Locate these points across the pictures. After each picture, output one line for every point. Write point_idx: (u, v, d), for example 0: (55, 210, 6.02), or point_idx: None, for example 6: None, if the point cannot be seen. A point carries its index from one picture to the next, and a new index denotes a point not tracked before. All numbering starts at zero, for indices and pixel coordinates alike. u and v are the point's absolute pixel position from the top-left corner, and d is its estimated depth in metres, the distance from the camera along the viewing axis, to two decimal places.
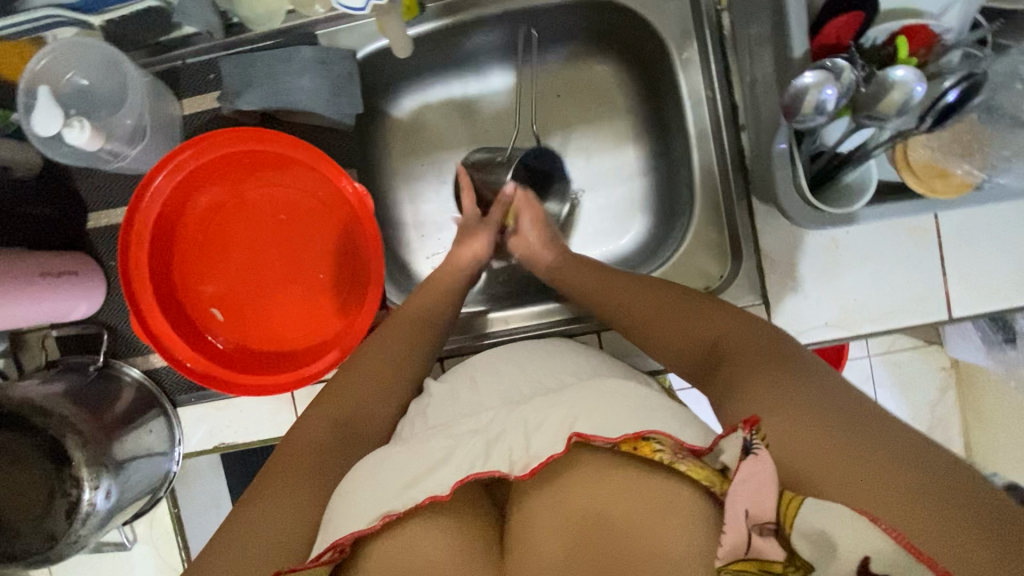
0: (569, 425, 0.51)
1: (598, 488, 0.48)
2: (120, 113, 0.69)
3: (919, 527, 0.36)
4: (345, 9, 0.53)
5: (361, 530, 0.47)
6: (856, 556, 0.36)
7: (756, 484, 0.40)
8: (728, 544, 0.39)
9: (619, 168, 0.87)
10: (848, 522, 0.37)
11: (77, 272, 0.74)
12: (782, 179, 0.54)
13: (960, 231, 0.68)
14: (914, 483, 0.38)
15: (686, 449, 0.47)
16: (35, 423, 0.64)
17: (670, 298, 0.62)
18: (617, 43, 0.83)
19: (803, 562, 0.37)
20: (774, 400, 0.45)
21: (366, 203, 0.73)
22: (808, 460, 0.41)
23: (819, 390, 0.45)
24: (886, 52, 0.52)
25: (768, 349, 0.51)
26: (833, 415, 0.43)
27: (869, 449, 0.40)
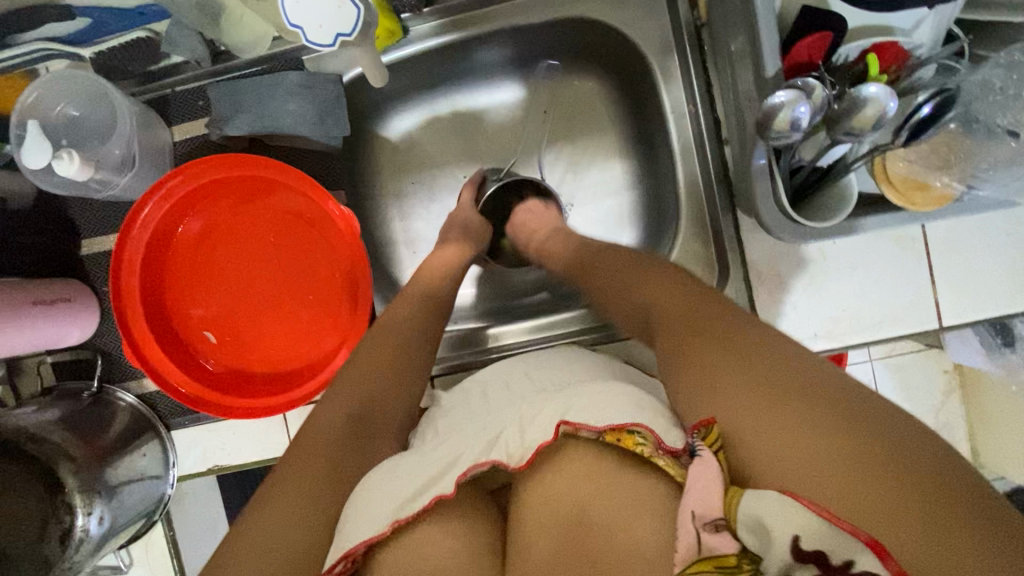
0: (561, 413, 0.51)
1: (583, 483, 0.48)
2: (110, 143, 0.71)
3: (858, 503, 0.36)
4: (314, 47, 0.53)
5: (372, 537, 0.47)
6: (787, 536, 0.36)
7: (705, 483, 0.40)
8: (684, 547, 0.39)
9: (607, 181, 0.87)
10: (781, 507, 0.37)
11: (70, 299, 0.74)
12: (761, 192, 0.55)
13: (947, 239, 0.68)
14: (838, 449, 0.39)
15: (665, 447, 0.46)
16: (28, 451, 0.65)
17: (648, 278, 0.60)
18: (600, 58, 0.83)
19: (752, 554, 0.37)
20: (712, 384, 0.46)
21: (351, 225, 0.74)
22: (750, 444, 0.42)
23: (776, 366, 0.45)
24: (857, 69, 0.53)
25: (718, 314, 0.52)
26: (782, 389, 0.43)
27: (815, 426, 0.40)
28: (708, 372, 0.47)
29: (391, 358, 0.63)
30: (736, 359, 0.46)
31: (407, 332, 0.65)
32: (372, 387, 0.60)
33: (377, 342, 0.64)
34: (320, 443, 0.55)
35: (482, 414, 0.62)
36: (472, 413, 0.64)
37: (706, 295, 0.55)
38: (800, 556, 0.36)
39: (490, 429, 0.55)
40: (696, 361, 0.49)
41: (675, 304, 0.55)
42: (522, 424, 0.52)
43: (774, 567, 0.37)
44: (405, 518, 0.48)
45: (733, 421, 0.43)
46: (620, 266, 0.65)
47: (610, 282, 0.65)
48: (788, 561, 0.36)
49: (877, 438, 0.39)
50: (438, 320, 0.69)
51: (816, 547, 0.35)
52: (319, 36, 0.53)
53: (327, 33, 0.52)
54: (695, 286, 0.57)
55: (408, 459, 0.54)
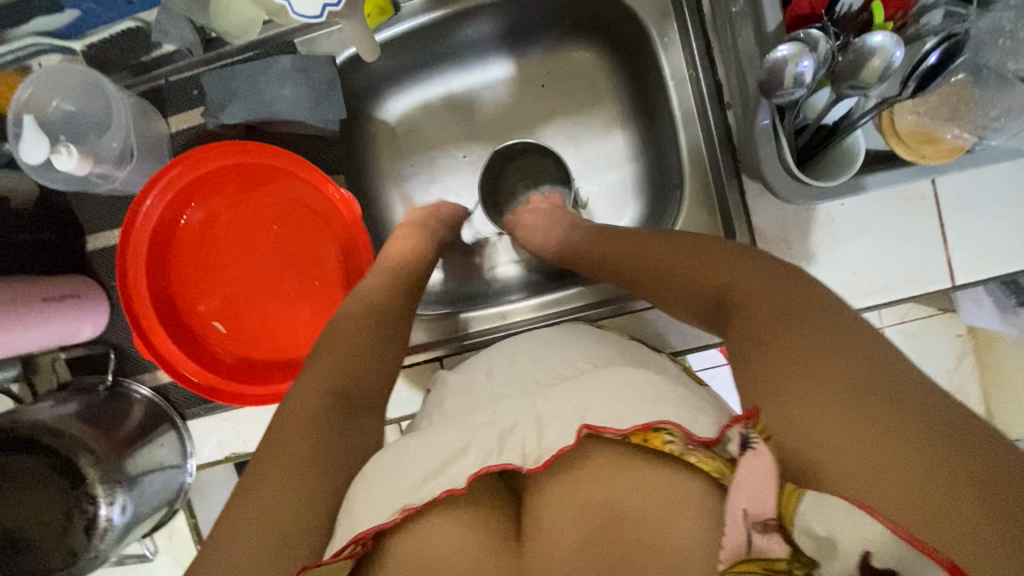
0: (580, 416, 0.50)
1: (617, 481, 0.48)
2: (108, 136, 0.70)
3: (943, 527, 0.35)
4: (303, 17, 0.52)
5: (380, 524, 0.48)
6: (855, 550, 0.35)
7: (758, 478, 0.40)
8: (729, 546, 0.39)
9: (609, 155, 0.86)
10: (849, 519, 0.36)
11: (79, 295, 0.75)
12: (766, 155, 0.54)
13: (958, 196, 0.67)
14: (924, 466, 0.36)
15: (696, 441, 0.47)
16: (47, 443, 0.66)
17: (705, 260, 0.56)
18: (597, 27, 0.82)
19: (807, 559, 0.37)
20: (793, 378, 0.43)
21: (352, 208, 0.74)
22: (827, 450, 0.39)
23: (862, 366, 0.42)
24: (861, 18, 0.51)
25: (799, 304, 0.47)
26: (868, 394, 0.40)
27: (901, 438, 0.37)
28: (783, 368, 0.44)
29: (359, 356, 0.63)
30: (823, 356, 0.43)
31: (396, 324, 0.67)
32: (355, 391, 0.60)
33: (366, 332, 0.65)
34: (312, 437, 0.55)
35: (489, 397, 0.62)
36: (484, 390, 0.64)
37: (787, 277, 0.51)
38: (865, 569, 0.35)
39: (497, 423, 0.54)
40: (771, 356, 0.45)
41: (745, 286, 0.51)
42: (534, 417, 0.52)
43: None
44: (419, 506, 0.49)
45: (807, 423, 0.41)
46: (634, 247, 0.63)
47: (652, 264, 0.60)
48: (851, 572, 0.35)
49: (966, 455, 0.36)
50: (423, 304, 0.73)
51: (886, 564, 0.35)
52: (307, 7, 0.52)
53: (313, 3, 0.51)
54: (765, 262, 0.53)
55: (415, 442, 0.55)
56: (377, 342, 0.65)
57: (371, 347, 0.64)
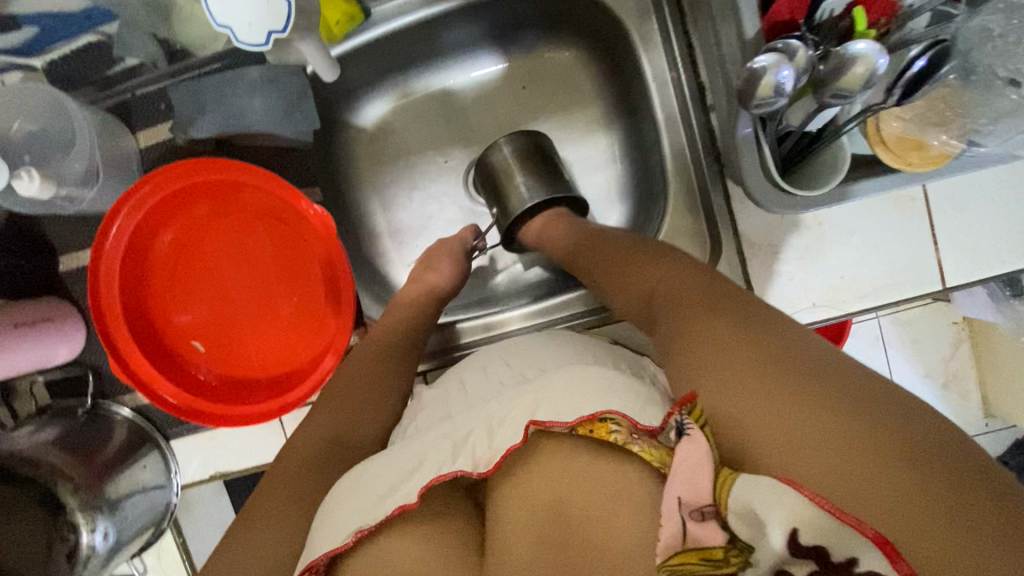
0: (530, 412, 0.50)
1: (560, 476, 0.48)
2: (71, 156, 0.68)
3: (861, 499, 0.35)
4: (248, 47, 0.50)
5: (334, 549, 0.48)
6: (785, 529, 0.34)
7: (692, 463, 0.39)
8: (666, 537, 0.39)
9: (593, 156, 0.84)
10: (778, 497, 0.35)
11: (52, 318, 0.73)
12: (748, 164, 0.52)
13: (949, 197, 0.65)
14: (843, 439, 0.37)
15: (641, 430, 0.46)
16: (25, 475, 0.68)
17: (651, 265, 0.57)
18: (577, 26, 0.79)
19: (743, 545, 0.36)
20: (725, 365, 0.44)
21: (327, 224, 0.73)
22: (754, 431, 0.40)
23: (785, 349, 0.43)
24: (843, 25, 0.49)
25: (731, 299, 0.49)
26: (798, 376, 0.41)
27: (828, 414, 0.38)
28: (715, 359, 0.44)
29: (352, 398, 0.63)
30: (754, 345, 0.44)
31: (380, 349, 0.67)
32: (334, 416, 0.62)
33: (354, 364, 0.67)
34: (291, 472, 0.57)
35: (461, 408, 0.60)
36: (457, 401, 0.62)
37: (717, 278, 0.52)
38: (796, 551, 0.34)
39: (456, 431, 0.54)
40: (705, 347, 0.46)
41: (683, 292, 0.52)
42: (490, 425, 0.52)
43: (767, 561, 0.35)
44: (374, 525, 0.49)
45: (737, 407, 0.41)
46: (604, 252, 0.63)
47: (605, 271, 0.61)
48: (785, 555, 0.35)
49: (892, 429, 0.37)
50: (415, 319, 0.72)
51: (815, 543, 0.34)
52: (251, 36, 0.49)
53: (258, 33, 0.49)
54: (701, 269, 0.54)
55: (376, 459, 0.54)
56: (360, 367, 0.66)
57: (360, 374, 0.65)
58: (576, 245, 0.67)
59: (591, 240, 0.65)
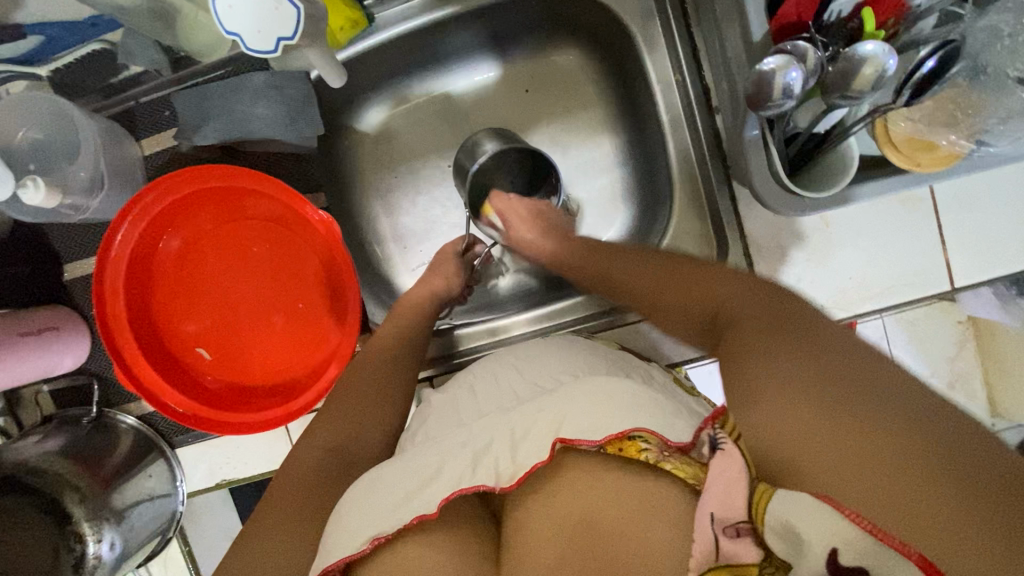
0: (555, 429, 0.50)
1: (593, 495, 0.47)
2: (76, 165, 0.68)
3: (918, 521, 0.33)
4: (257, 54, 0.50)
5: (350, 554, 0.48)
6: (824, 548, 0.33)
7: (726, 477, 0.39)
8: (700, 552, 0.38)
9: (597, 160, 0.84)
10: (818, 514, 0.34)
11: (58, 327, 0.73)
12: (756, 166, 0.52)
13: (956, 197, 0.65)
14: (898, 457, 0.34)
15: (672, 447, 0.46)
16: (31, 484, 0.66)
17: (689, 269, 0.55)
18: (580, 30, 0.79)
19: (780, 562, 0.36)
20: (770, 372, 0.42)
21: (332, 230, 0.72)
22: (801, 445, 0.38)
23: (839, 360, 0.40)
24: (851, 26, 0.49)
25: (780, 306, 0.46)
26: (852, 387, 0.38)
27: (881, 430, 0.36)
28: (763, 365, 0.42)
29: (368, 401, 0.64)
30: (807, 354, 0.41)
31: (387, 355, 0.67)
32: (350, 425, 0.62)
33: (364, 372, 0.67)
34: (301, 481, 0.57)
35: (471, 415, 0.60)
36: (465, 409, 0.63)
37: (770, 285, 0.49)
38: (836, 570, 0.33)
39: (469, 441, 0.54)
40: (752, 353, 0.44)
41: (730, 297, 0.49)
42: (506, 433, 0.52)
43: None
44: (387, 535, 0.49)
45: (782, 417, 0.39)
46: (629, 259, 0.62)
47: (630, 277, 0.60)
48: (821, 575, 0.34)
49: (951, 446, 0.34)
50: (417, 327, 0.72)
51: (857, 563, 0.33)
52: (259, 43, 0.49)
53: (267, 39, 0.49)
54: (747, 272, 0.51)
55: (390, 468, 0.54)
56: (369, 374, 0.66)
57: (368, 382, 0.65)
58: (586, 259, 0.66)
59: (601, 254, 0.65)
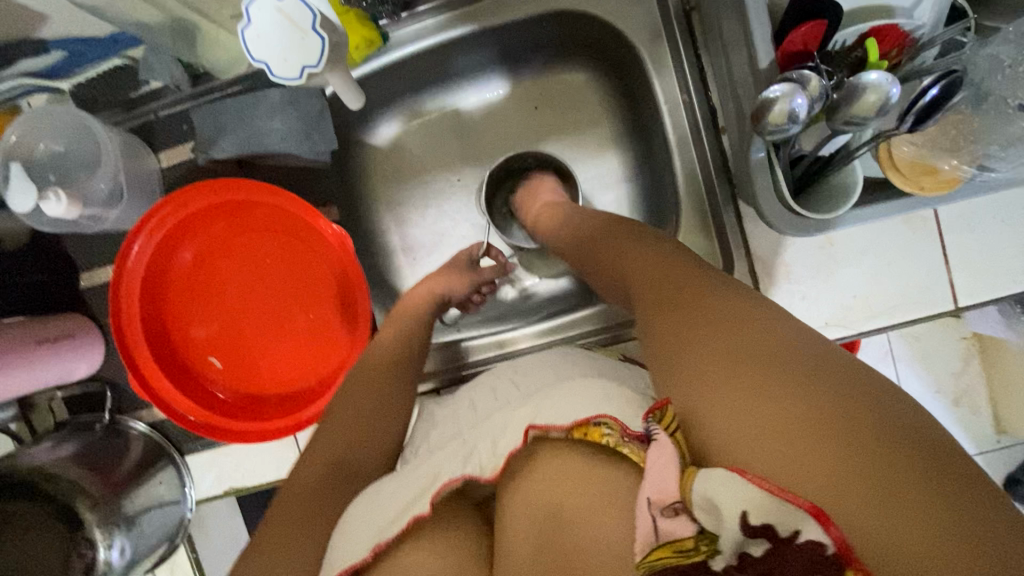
0: (530, 417, 0.52)
1: (560, 482, 0.48)
2: (95, 177, 0.69)
3: (808, 474, 0.33)
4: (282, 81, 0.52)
5: (356, 562, 0.50)
6: (735, 512, 0.33)
7: (662, 463, 0.38)
8: (641, 536, 0.38)
9: (604, 175, 0.85)
10: (729, 482, 0.34)
11: (73, 334, 0.75)
12: (763, 188, 0.53)
13: (961, 218, 0.65)
14: (787, 416, 0.35)
15: (631, 433, 0.46)
16: (45, 490, 0.66)
17: (615, 249, 0.56)
18: (589, 50, 0.80)
19: (710, 535, 0.35)
20: (680, 348, 0.42)
21: (345, 243, 0.74)
22: (705, 418, 0.38)
23: (738, 326, 0.41)
24: (855, 54, 0.50)
25: (690, 279, 0.47)
26: (756, 355, 0.38)
27: (786, 393, 0.36)
28: (671, 344, 0.43)
29: (363, 415, 0.64)
30: (717, 329, 0.41)
31: (394, 366, 0.68)
32: (352, 436, 0.63)
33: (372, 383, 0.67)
34: (304, 491, 0.58)
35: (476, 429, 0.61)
36: (468, 421, 0.63)
37: (695, 266, 0.49)
38: (750, 532, 0.33)
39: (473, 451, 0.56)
40: (669, 323, 0.44)
41: (651, 271, 0.50)
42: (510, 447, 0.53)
43: (730, 546, 0.34)
44: (386, 541, 0.50)
45: (691, 394, 0.40)
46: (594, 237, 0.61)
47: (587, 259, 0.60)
48: (742, 537, 0.33)
49: (832, 402, 0.35)
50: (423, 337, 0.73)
51: (764, 521, 0.33)
52: (284, 70, 0.51)
53: (292, 67, 0.51)
54: (671, 248, 0.52)
55: (391, 480, 0.56)
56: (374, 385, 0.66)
57: (374, 395, 0.66)
58: (583, 237, 0.62)
59: (601, 231, 0.60)
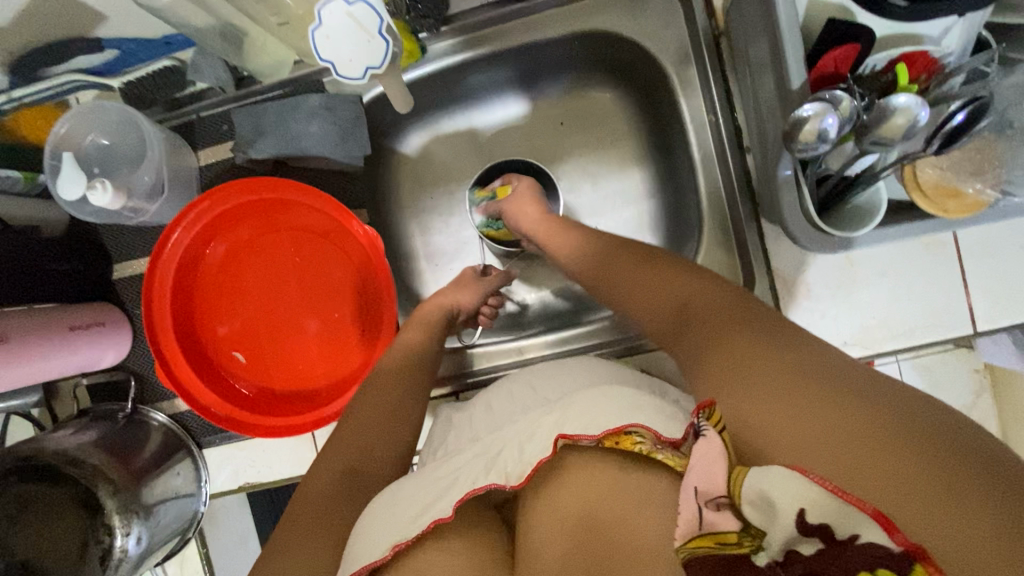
0: (557, 427, 0.51)
1: (587, 488, 0.49)
2: (140, 171, 0.73)
3: (870, 481, 0.34)
4: (345, 79, 0.55)
5: (377, 559, 0.49)
6: (792, 510, 0.33)
7: (709, 457, 0.39)
8: (685, 523, 0.38)
9: (627, 191, 0.87)
10: (788, 481, 0.34)
11: (104, 323, 0.77)
12: (788, 204, 0.54)
13: (981, 245, 0.66)
14: (846, 427, 0.37)
15: (665, 441, 0.47)
16: (67, 473, 0.66)
17: (649, 275, 0.58)
18: (617, 70, 0.83)
19: (757, 531, 0.35)
20: (736, 369, 0.44)
21: (376, 244, 0.75)
22: (765, 429, 0.40)
23: (791, 351, 0.43)
24: (886, 79, 0.53)
25: (738, 307, 0.49)
26: (812, 375, 0.40)
27: (836, 407, 0.38)
28: (725, 363, 0.45)
29: (385, 416, 0.65)
30: (770, 353, 0.43)
31: (415, 367, 0.70)
32: (376, 434, 0.63)
33: (391, 379, 0.68)
34: (323, 498, 0.57)
35: (489, 429, 0.62)
36: (484, 421, 0.65)
37: (739, 298, 0.51)
38: (805, 529, 0.33)
39: (486, 450, 0.56)
40: (723, 343, 0.46)
41: (697, 300, 0.52)
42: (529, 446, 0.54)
43: (779, 544, 0.34)
44: (409, 540, 0.50)
45: (750, 407, 0.41)
46: (620, 258, 0.62)
47: (613, 280, 0.61)
48: (793, 535, 0.33)
49: (891, 415, 0.37)
50: (437, 343, 0.74)
51: (821, 521, 0.33)
52: (347, 70, 0.54)
53: (355, 67, 0.54)
54: (709, 277, 0.54)
55: (410, 482, 0.56)
56: (393, 383, 0.68)
57: (392, 395, 0.67)
58: (595, 259, 0.65)
59: (606, 252, 0.64)
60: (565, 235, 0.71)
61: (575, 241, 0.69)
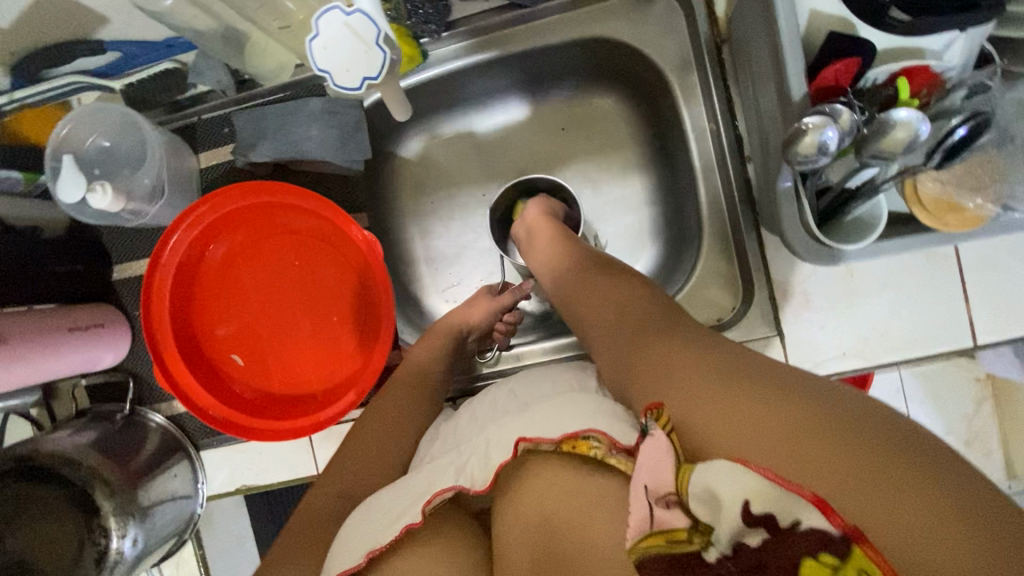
0: (520, 430, 0.51)
1: (549, 496, 0.48)
2: (141, 173, 0.73)
3: (805, 465, 0.36)
4: (344, 90, 0.55)
5: (351, 566, 0.51)
6: (736, 501, 0.35)
7: (658, 456, 0.40)
8: (636, 523, 0.38)
9: (628, 197, 0.87)
10: (732, 474, 0.36)
11: (103, 324, 0.77)
12: (789, 216, 0.54)
13: (983, 257, 0.66)
14: (778, 419, 0.39)
15: (620, 446, 0.47)
16: (63, 475, 0.66)
17: (600, 294, 0.60)
18: (618, 77, 0.83)
19: (705, 527, 0.36)
20: (676, 374, 0.46)
21: (374, 249, 0.75)
22: (705, 427, 0.41)
23: (726, 357, 0.46)
24: (886, 93, 0.52)
25: (678, 323, 0.52)
26: (746, 376, 0.43)
27: (769, 402, 0.40)
28: (667, 370, 0.47)
29: (378, 423, 0.66)
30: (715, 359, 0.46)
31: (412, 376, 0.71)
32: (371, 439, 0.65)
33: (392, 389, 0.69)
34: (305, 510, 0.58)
35: (471, 433, 0.61)
36: (464, 429, 0.63)
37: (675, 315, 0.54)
38: (750, 520, 0.34)
39: (459, 455, 0.55)
40: (666, 352, 0.49)
41: (641, 316, 0.55)
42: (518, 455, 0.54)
43: (726, 538, 0.35)
44: (382, 546, 0.51)
45: (692, 407, 0.43)
46: (579, 277, 0.64)
47: (573, 297, 0.64)
48: (740, 526, 0.34)
49: (819, 407, 0.39)
50: (436, 350, 0.74)
51: (765, 511, 0.34)
52: (347, 81, 0.54)
53: (355, 78, 0.54)
54: (658, 297, 0.57)
55: (390, 489, 0.56)
56: (394, 394, 0.69)
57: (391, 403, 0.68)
58: (563, 274, 0.66)
59: (575, 270, 0.65)
60: (552, 238, 0.71)
61: (558, 246, 0.69)
